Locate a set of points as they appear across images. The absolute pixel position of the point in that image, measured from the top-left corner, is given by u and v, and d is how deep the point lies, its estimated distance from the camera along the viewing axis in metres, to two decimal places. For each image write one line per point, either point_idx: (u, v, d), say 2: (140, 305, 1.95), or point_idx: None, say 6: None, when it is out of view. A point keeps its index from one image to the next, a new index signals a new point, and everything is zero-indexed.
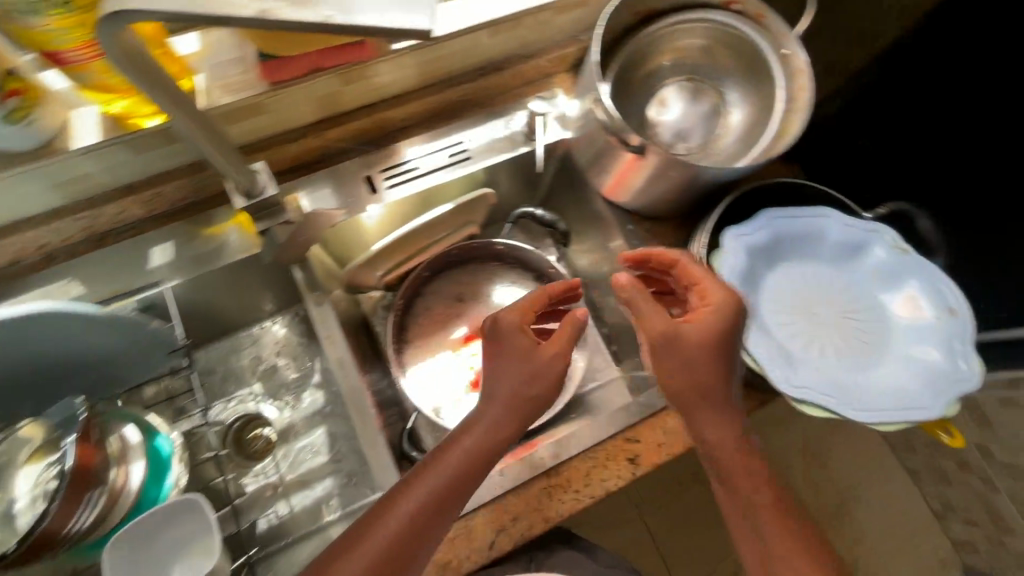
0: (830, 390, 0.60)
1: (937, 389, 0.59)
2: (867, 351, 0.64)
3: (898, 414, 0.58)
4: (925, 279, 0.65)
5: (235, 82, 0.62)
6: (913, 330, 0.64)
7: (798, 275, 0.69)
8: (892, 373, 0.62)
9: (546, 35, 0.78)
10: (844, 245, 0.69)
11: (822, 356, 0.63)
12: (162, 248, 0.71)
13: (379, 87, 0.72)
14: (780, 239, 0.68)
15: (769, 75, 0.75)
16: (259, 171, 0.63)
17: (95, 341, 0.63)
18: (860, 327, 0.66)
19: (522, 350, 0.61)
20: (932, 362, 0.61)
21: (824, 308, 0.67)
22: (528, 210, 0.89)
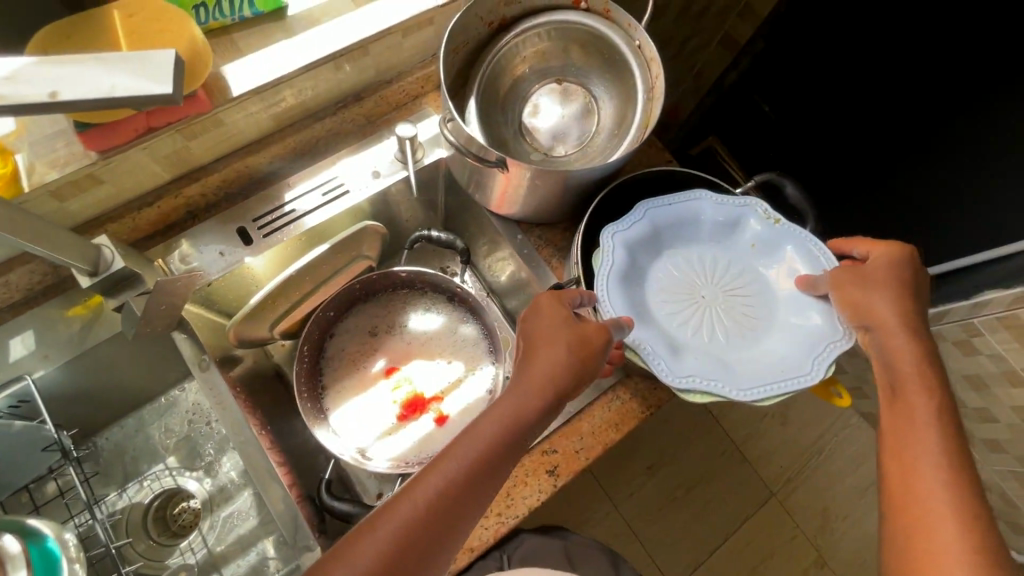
0: (716, 374, 0.59)
1: (818, 357, 0.59)
2: (754, 326, 0.64)
3: (784, 386, 0.58)
4: (800, 244, 0.65)
5: (60, 157, 0.58)
6: (795, 298, 0.63)
7: (681, 258, 0.68)
8: (777, 345, 0.62)
9: (403, 58, 0.77)
10: (720, 222, 0.68)
11: (709, 340, 0.63)
12: (22, 338, 0.67)
13: (233, 135, 0.69)
14: (655, 228, 0.67)
15: (627, 67, 0.75)
16: (104, 244, 0.60)
17: None
18: (744, 303, 0.65)
19: (562, 323, 0.57)
20: (813, 328, 0.61)
21: (711, 289, 0.67)
22: (422, 233, 0.86)
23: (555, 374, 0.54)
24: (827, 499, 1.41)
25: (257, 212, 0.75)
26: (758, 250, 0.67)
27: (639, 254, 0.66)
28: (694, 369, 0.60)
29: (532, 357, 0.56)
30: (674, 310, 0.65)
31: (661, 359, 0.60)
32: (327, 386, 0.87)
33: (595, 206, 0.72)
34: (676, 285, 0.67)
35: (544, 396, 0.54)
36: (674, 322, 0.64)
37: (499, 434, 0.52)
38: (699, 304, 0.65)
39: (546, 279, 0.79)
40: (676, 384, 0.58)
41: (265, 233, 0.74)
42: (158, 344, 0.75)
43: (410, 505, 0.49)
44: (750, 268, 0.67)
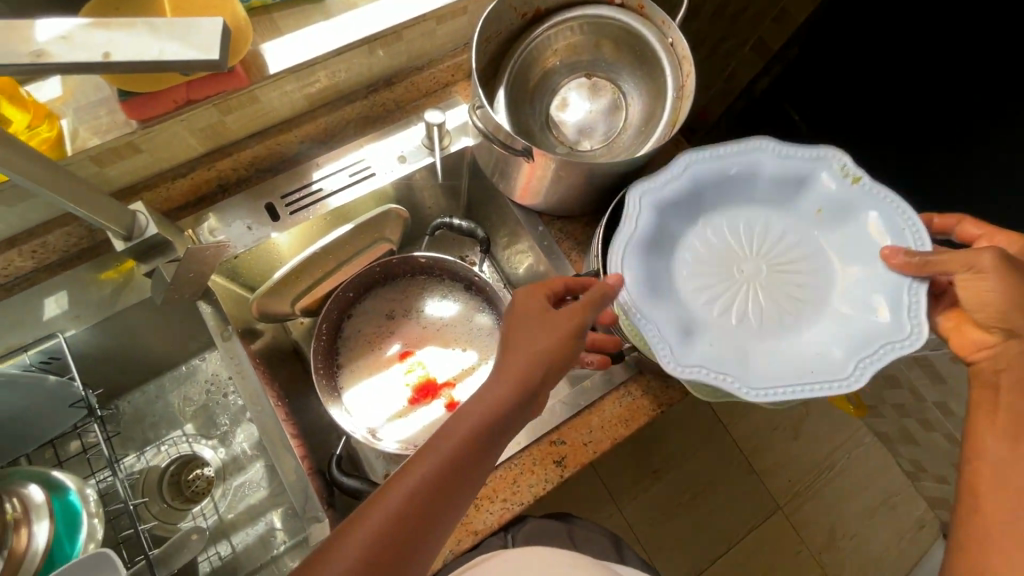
0: (736, 368, 0.58)
1: (865, 358, 0.56)
2: (798, 309, 0.63)
3: (809, 387, 0.56)
4: (873, 217, 0.61)
5: (103, 124, 0.61)
6: (855, 280, 0.61)
7: (725, 223, 0.67)
8: (816, 335, 0.61)
9: (436, 45, 0.78)
10: (783, 183, 0.65)
11: (740, 321, 0.62)
12: (56, 297, 0.69)
13: (268, 112, 0.71)
14: (698, 188, 0.65)
15: (659, 64, 0.75)
16: (139, 211, 0.62)
17: None
18: (789, 279, 0.64)
19: (541, 311, 0.58)
20: (868, 317, 0.59)
21: (756, 262, 0.65)
22: (443, 220, 0.87)
23: (541, 354, 0.55)
24: (836, 515, 1.39)
25: (284, 190, 0.77)
26: (822, 217, 0.65)
27: (677, 216, 0.65)
28: (717, 355, 0.59)
29: (513, 346, 0.56)
30: (704, 283, 0.64)
31: (671, 346, 0.58)
32: (342, 365, 0.88)
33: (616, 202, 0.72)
34: (713, 255, 0.65)
35: (528, 374, 0.54)
36: (702, 297, 0.63)
37: (498, 411, 0.53)
38: (735, 278, 0.64)
39: (565, 272, 0.79)
40: (681, 375, 0.56)
41: (292, 211, 0.76)
42: (183, 312, 0.78)
43: (401, 493, 0.48)
44: (807, 239, 0.65)
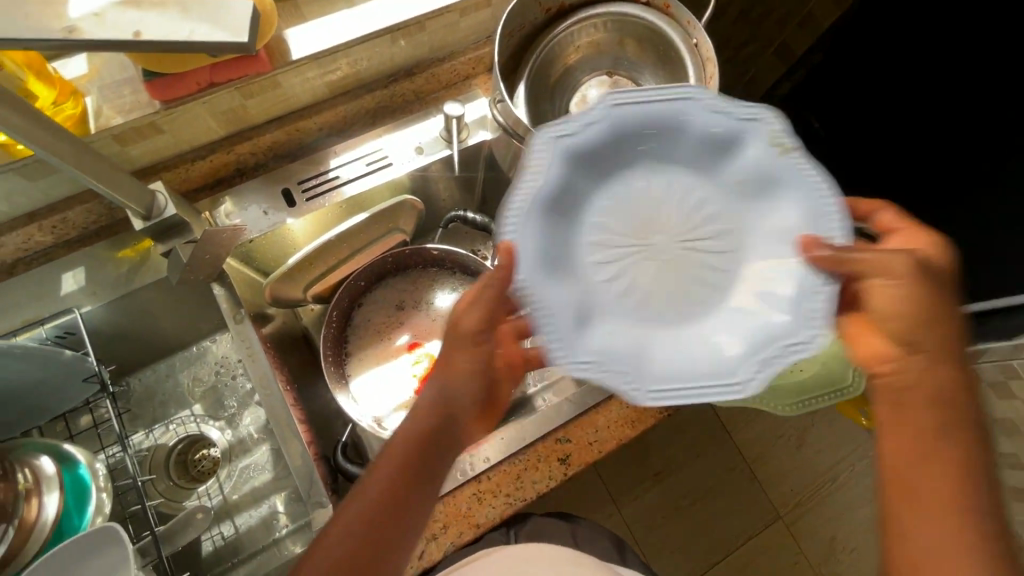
0: (631, 363, 0.48)
1: (768, 362, 0.46)
2: (702, 301, 0.52)
3: (695, 395, 0.46)
4: (804, 193, 0.50)
5: (126, 103, 0.61)
6: (766, 272, 0.50)
7: (636, 185, 0.55)
8: (714, 326, 0.50)
9: (458, 37, 0.78)
10: (711, 139, 0.52)
11: (634, 307, 0.52)
12: (74, 273, 0.70)
13: (289, 98, 0.71)
14: (612, 138, 0.53)
15: (682, 64, 0.74)
16: (158, 190, 0.62)
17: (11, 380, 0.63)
18: (699, 258, 0.53)
19: (455, 334, 0.53)
20: (768, 319, 0.48)
21: (662, 237, 0.54)
22: (457, 213, 0.87)
23: (466, 375, 0.53)
24: (837, 527, 1.38)
25: (301, 176, 0.77)
26: (745, 186, 0.53)
27: (581, 171, 0.53)
28: (610, 347, 0.48)
29: (440, 371, 0.54)
30: (602, 254, 0.53)
31: (563, 333, 0.47)
32: (351, 353, 0.89)
33: None
34: (619, 223, 0.54)
35: (459, 396, 0.53)
36: (598, 272, 0.52)
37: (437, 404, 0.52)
38: (636, 250, 0.54)
39: None
40: (564, 368, 0.47)
41: (308, 198, 0.77)
42: (197, 293, 0.78)
43: (342, 532, 0.47)
44: (727, 215, 0.54)
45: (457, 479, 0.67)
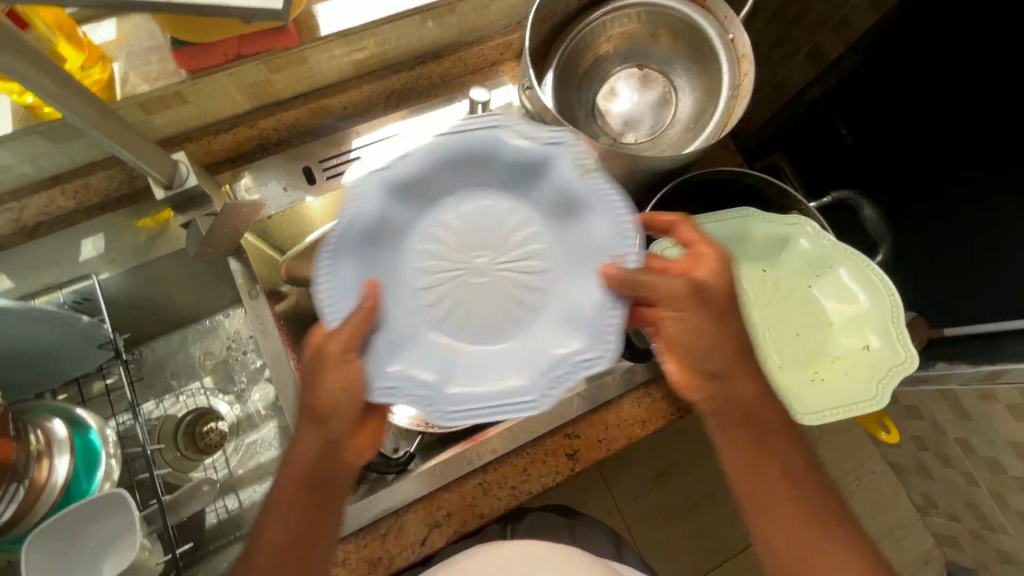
0: (440, 387, 0.52)
1: (553, 381, 0.52)
2: (517, 320, 0.57)
3: (498, 412, 0.51)
4: (606, 214, 0.54)
5: (153, 71, 0.60)
6: (578, 293, 0.56)
7: (463, 210, 0.59)
8: (526, 345, 0.56)
9: (488, 21, 0.76)
10: (520, 165, 0.56)
11: (460, 330, 0.57)
12: (93, 240, 0.70)
13: (315, 74, 0.70)
14: (433, 169, 0.56)
15: (714, 59, 0.72)
16: (180, 161, 0.62)
17: (28, 343, 0.64)
18: (520, 280, 0.58)
19: (316, 365, 0.52)
20: (573, 338, 0.54)
21: (485, 261, 0.59)
22: None
23: (339, 400, 0.52)
24: None
25: (322, 155, 0.77)
26: (556, 208, 0.57)
27: (401, 204, 0.56)
28: (427, 374, 0.53)
29: (309, 400, 0.53)
30: (431, 278, 0.58)
31: (388, 361, 0.52)
32: None
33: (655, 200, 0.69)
34: (444, 248, 0.58)
35: (336, 421, 0.54)
36: (423, 296, 0.57)
37: (317, 449, 0.54)
38: (460, 272, 0.58)
39: None
40: (379, 401, 0.51)
41: (329, 176, 0.76)
42: (214, 266, 0.78)
43: (270, 538, 0.54)
44: (536, 238, 0.59)
45: (464, 468, 0.67)
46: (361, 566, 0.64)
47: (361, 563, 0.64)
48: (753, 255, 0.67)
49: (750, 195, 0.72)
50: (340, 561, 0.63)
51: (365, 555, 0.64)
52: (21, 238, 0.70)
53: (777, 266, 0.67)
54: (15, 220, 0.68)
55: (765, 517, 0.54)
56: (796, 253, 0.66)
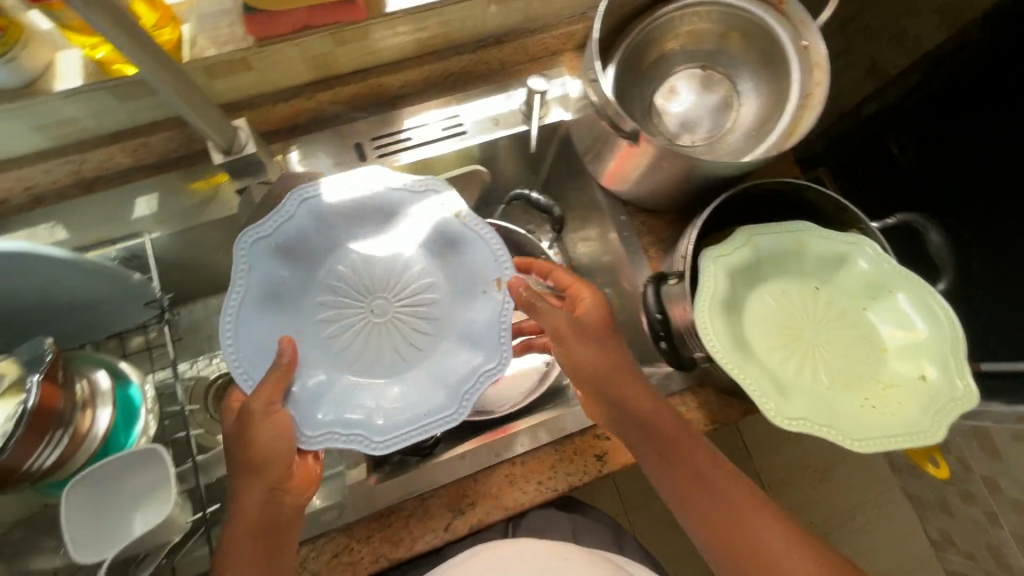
0: (366, 424, 0.57)
1: (466, 394, 0.59)
2: (417, 351, 0.64)
3: (419, 431, 0.58)
4: (481, 243, 0.64)
5: (222, 35, 0.61)
6: (465, 321, 0.64)
7: (353, 258, 0.66)
8: (428, 372, 0.63)
9: (553, 10, 0.75)
10: (395, 213, 0.66)
11: (372, 368, 0.63)
12: (148, 198, 0.71)
13: (376, 51, 0.70)
14: (314, 227, 0.63)
15: (783, 66, 0.70)
16: (241, 128, 0.62)
17: (81, 293, 0.65)
18: (411, 320, 0.66)
19: (243, 425, 0.55)
20: (472, 360, 0.61)
21: (383, 301, 0.66)
22: (523, 191, 0.85)
23: (274, 448, 0.55)
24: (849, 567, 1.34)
25: (375, 132, 0.76)
26: (434, 245, 0.66)
27: (290, 265, 0.62)
28: (346, 415, 0.58)
29: (240, 460, 0.55)
30: (331, 326, 0.64)
31: (308, 411, 0.57)
32: None
33: (712, 206, 0.66)
34: (343, 295, 0.66)
35: (273, 467, 0.56)
36: (328, 344, 0.63)
37: (262, 501, 0.55)
38: (359, 315, 0.66)
39: (639, 267, 0.76)
40: (314, 448, 0.56)
41: (380, 153, 0.75)
42: None
43: None
44: (425, 273, 0.67)
45: (492, 456, 0.67)
46: (383, 546, 0.64)
47: (384, 543, 0.64)
48: (806, 271, 0.66)
49: (806, 209, 0.69)
50: (364, 537, 0.64)
51: (388, 535, 0.64)
52: (78, 190, 0.71)
53: (832, 284, 0.65)
54: (75, 173, 0.69)
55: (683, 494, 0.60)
56: (854, 272, 0.64)
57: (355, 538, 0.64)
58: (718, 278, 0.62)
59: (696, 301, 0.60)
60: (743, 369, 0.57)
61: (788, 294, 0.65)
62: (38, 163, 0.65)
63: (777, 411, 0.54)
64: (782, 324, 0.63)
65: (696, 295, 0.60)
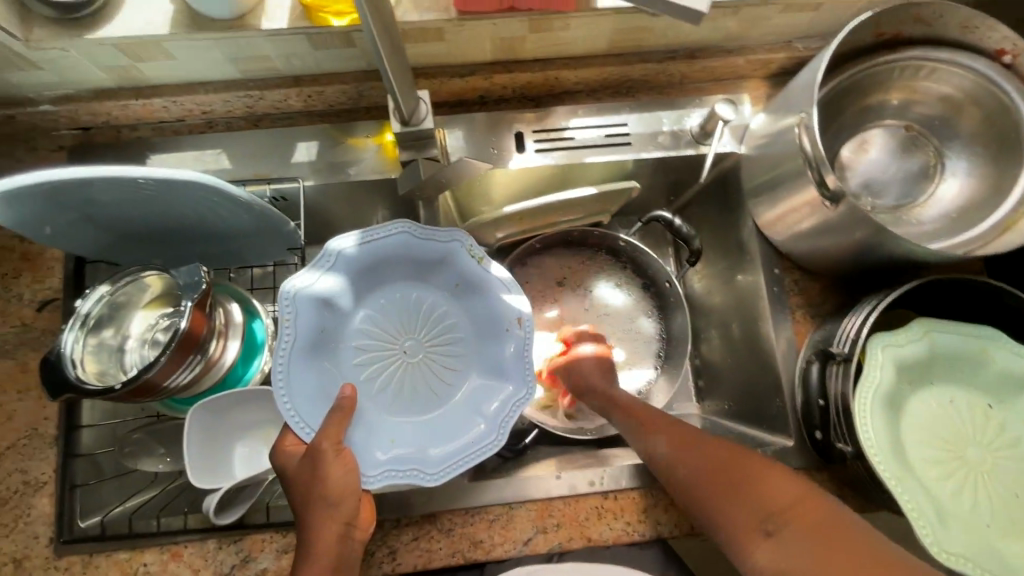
0: (418, 458, 0.61)
1: (502, 421, 0.63)
2: (442, 387, 0.68)
3: (465, 461, 0.61)
4: (501, 284, 0.67)
5: (426, 2, 0.59)
6: (486, 355, 0.68)
7: (381, 300, 0.70)
8: (460, 407, 0.67)
9: (760, 32, 0.68)
10: (421, 260, 0.68)
11: (405, 405, 0.67)
12: (307, 145, 0.71)
13: (564, 43, 0.66)
14: (350, 277, 0.66)
15: (1017, 151, 0.62)
16: (422, 99, 0.60)
17: (235, 230, 0.66)
18: (439, 360, 0.70)
19: (314, 464, 0.56)
20: (506, 394, 0.65)
21: (412, 341, 0.71)
22: (665, 215, 0.76)
23: (348, 484, 0.56)
24: None
25: (538, 124, 0.73)
26: (458, 288, 0.70)
27: (328, 315, 0.65)
28: (398, 452, 0.62)
29: (307, 500, 0.54)
30: (368, 367, 0.68)
31: (366, 454, 0.61)
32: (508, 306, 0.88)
33: (895, 289, 0.60)
34: (374, 334, 0.70)
35: (348, 501, 0.56)
36: (367, 385, 0.67)
37: (332, 537, 0.53)
38: (392, 355, 0.70)
39: (780, 327, 0.71)
40: (377, 486, 0.59)
41: (537, 148, 0.72)
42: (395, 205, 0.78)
43: None
44: (452, 310, 0.71)
45: (584, 482, 0.66)
46: (461, 541, 0.64)
47: (462, 538, 0.64)
48: (980, 383, 0.59)
49: (998, 314, 0.62)
50: (446, 529, 0.64)
51: (468, 533, 0.64)
52: (246, 123, 0.72)
53: (1009, 406, 0.59)
54: (249, 107, 0.70)
55: (742, 492, 0.51)
56: None
57: (438, 527, 0.64)
58: (886, 371, 0.56)
59: (859, 392, 0.55)
60: (901, 482, 0.52)
61: (954, 402, 0.59)
62: (222, 93, 0.67)
63: (935, 540, 0.50)
64: (940, 434, 0.57)
65: (859, 385, 0.55)
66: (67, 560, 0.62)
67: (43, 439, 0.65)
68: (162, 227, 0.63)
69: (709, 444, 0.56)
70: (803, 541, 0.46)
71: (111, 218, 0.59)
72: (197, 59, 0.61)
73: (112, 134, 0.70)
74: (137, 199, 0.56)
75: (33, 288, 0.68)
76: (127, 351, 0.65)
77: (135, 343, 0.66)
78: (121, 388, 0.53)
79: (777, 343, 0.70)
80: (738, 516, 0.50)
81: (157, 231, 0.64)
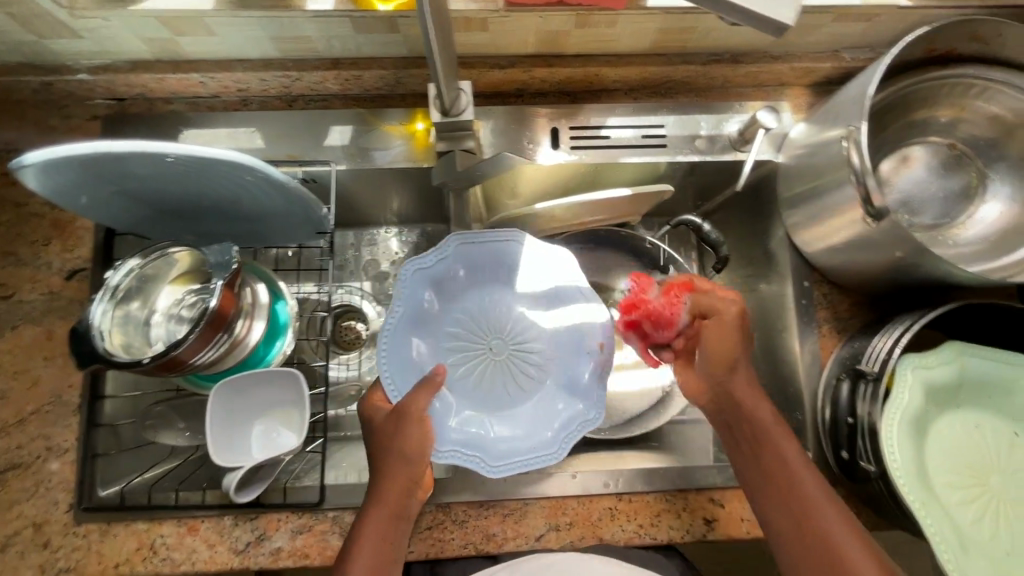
0: (483, 447, 0.61)
1: (567, 438, 0.63)
2: (520, 390, 0.69)
3: (524, 461, 0.60)
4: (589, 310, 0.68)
5: None
6: (563, 370, 0.68)
7: (479, 300, 0.72)
8: (533, 413, 0.67)
9: (808, 40, 0.67)
10: (524, 268, 0.70)
11: (483, 400, 0.68)
12: (342, 129, 0.70)
13: (609, 39, 0.65)
14: (461, 267, 0.69)
15: None
16: (464, 91, 0.59)
17: (265, 210, 0.65)
18: (521, 364, 0.70)
19: (397, 420, 0.56)
20: (570, 412, 0.65)
21: (501, 343, 0.71)
22: (693, 219, 0.74)
23: (427, 445, 0.56)
24: None
25: (574, 121, 0.72)
26: (546, 300, 0.70)
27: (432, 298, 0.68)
28: (465, 434, 0.62)
29: (385, 452, 0.55)
30: (457, 355, 0.70)
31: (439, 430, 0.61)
32: None
33: (930, 311, 0.59)
34: (469, 329, 0.71)
35: (423, 460, 0.56)
36: (452, 371, 0.69)
37: (397, 489, 0.55)
38: (480, 350, 0.71)
39: (805, 340, 0.70)
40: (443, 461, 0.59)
41: (572, 145, 0.71)
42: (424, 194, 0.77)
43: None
44: (538, 322, 0.71)
45: (599, 484, 0.66)
46: (473, 534, 0.64)
47: (475, 531, 0.64)
48: (1007, 412, 0.59)
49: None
50: (459, 521, 0.65)
51: (481, 526, 0.65)
52: (281, 103, 0.71)
53: None
54: (285, 87, 0.69)
55: (761, 445, 0.57)
56: None
57: (451, 519, 0.65)
58: (914, 393, 0.56)
59: (886, 413, 0.54)
60: (926, 508, 0.52)
61: (982, 429, 0.58)
62: (260, 71, 0.66)
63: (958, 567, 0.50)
64: (966, 459, 0.57)
65: (887, 407, 0.54)
66: (86, 527, 0.63)
67: (67, 407, 0.65)
68: (194, 203, 0.62)
69: (754, 407, 0.59)
70: (789, 504, 0.54)
71: (145, 193, 0.59)
72: (239, 35, 0.61)
73: (146, 106, 0.70)
74: (172, 176, 0.56)
75: (63, 256, 0.68)
76: (154, 325, 0.65)
77: (161, 317, 0.66)
78: (148, 363, 0.53)
79: (801, 356, 0.69)
80: (752, 466, 0.57)
81: (188, 207, 0.63)
